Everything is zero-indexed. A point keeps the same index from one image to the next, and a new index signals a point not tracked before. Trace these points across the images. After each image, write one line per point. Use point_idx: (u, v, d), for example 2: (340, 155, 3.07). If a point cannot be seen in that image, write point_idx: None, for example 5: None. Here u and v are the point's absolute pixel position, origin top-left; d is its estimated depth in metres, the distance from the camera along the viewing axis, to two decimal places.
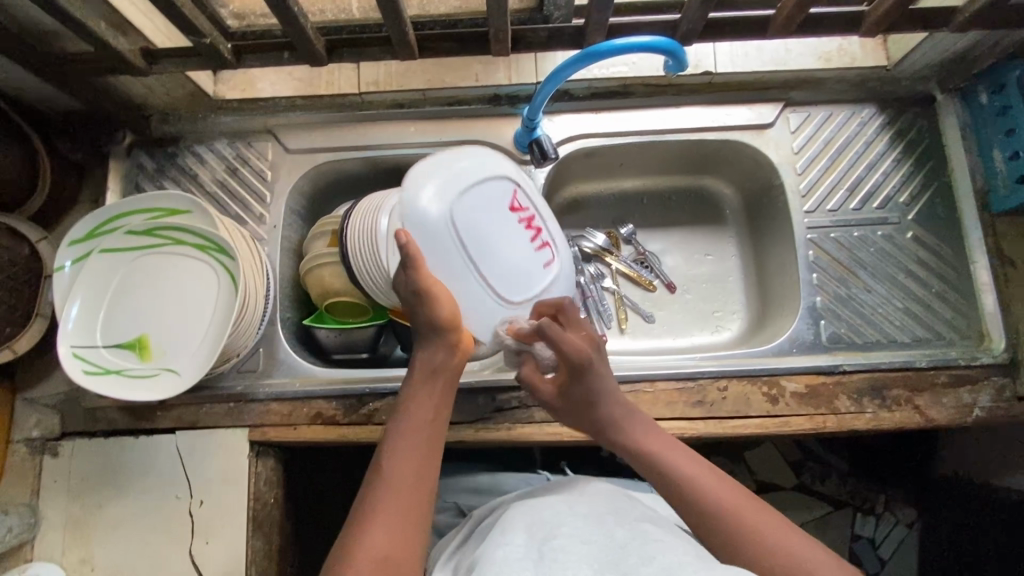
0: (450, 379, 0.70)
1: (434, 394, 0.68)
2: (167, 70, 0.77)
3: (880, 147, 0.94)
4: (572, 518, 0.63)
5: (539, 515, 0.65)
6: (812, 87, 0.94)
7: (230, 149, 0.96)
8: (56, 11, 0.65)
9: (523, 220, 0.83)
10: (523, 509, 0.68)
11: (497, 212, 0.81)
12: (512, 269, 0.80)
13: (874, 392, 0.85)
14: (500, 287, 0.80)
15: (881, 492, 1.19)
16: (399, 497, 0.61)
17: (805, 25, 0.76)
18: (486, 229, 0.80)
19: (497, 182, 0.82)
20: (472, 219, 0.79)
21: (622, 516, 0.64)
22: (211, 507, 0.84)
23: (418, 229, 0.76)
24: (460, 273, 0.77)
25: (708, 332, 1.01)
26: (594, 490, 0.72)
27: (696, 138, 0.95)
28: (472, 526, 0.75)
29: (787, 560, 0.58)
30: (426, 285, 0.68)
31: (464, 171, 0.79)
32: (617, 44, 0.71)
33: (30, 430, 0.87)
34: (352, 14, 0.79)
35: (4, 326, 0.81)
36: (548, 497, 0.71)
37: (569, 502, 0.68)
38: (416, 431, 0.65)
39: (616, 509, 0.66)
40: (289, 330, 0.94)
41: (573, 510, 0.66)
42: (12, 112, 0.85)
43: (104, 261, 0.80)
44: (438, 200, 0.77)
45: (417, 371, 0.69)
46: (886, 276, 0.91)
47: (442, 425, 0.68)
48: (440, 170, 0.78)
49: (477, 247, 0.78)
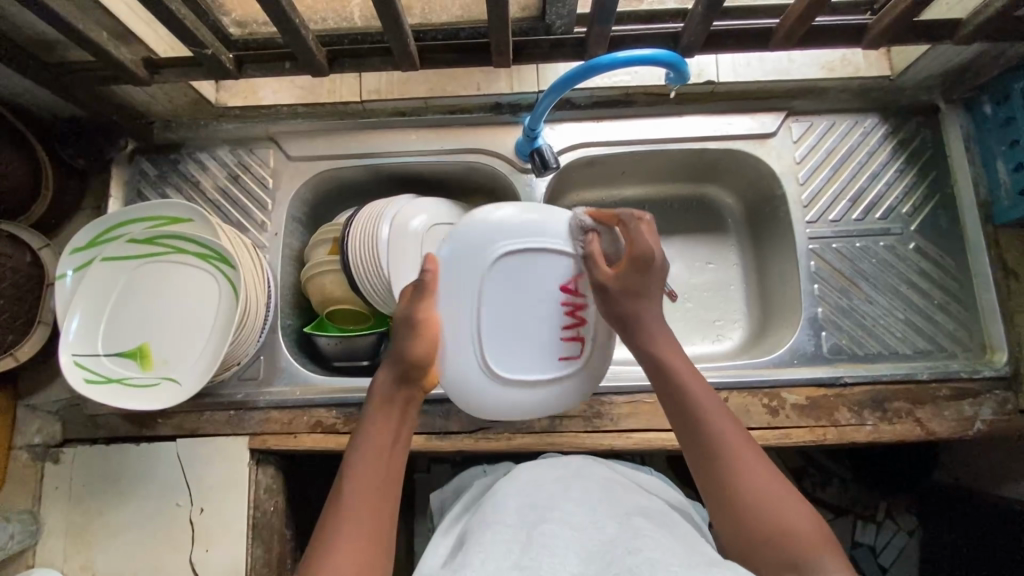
0: (411, 403, 0.67)
1: (394, 419, 0.65)
2: (168, 79, 0.77)
3: (882, 156, 0.94)
4: (565, 504, 0.68)
5: (536, 499, 0.69)
6: (815, 96, 0.94)
7: (231, 156, 0.96)
8: (56, 22, 0.65)
9: (568, 305, 0.74)
10: (521, 491, 0.72)
11: (542, 286, 0.74)
12: (526, 349, 0.74)
13: (874, 405, 0.85)
14: (501, 362, 0.73)
15: (882, 501, 1.20)
16: (361, 524, 0.58)
17: (808, 37, 0.76)
18: (518, 304, 0.73)
19: (559, 259, 0.74)
20: (513, 282, 0.72)
21: (612, 503, 0.68)
22: (211, 514, 0.84)
23: (451, 263, 0.71)
24: (464, 324, 0.71)
25: (710, 340, 1.01)
26: (588, 474, 0.76)
27: (698, 147, 0.95)
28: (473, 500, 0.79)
29: (760, 514, 0.58)
30: (421, 322, 0.68)
31: (535, 229, 0.73)
32: (619, 56, 0.70)
33: (32, 436, 0.88)
34: (353, 23, 0.79)
35: (7, 333, 0.81)
36: (545, 475, 0.75)
37: (565, 487, 0.72)
38: (377, 457, 0.63)
39: (609, 496, 0.70)
40: (290, 337, 0.94)
41: (568, 495, 0.70)
42: (15, 119, 0.85)
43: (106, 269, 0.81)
44: (486, 250, 0.71)
45: (379, 397, 0.66)
46: (888, 287, 0.90)
47: (403, 448, 0.65)
48: (502, 226, 0.72)
49: (503, 313, 0.73)
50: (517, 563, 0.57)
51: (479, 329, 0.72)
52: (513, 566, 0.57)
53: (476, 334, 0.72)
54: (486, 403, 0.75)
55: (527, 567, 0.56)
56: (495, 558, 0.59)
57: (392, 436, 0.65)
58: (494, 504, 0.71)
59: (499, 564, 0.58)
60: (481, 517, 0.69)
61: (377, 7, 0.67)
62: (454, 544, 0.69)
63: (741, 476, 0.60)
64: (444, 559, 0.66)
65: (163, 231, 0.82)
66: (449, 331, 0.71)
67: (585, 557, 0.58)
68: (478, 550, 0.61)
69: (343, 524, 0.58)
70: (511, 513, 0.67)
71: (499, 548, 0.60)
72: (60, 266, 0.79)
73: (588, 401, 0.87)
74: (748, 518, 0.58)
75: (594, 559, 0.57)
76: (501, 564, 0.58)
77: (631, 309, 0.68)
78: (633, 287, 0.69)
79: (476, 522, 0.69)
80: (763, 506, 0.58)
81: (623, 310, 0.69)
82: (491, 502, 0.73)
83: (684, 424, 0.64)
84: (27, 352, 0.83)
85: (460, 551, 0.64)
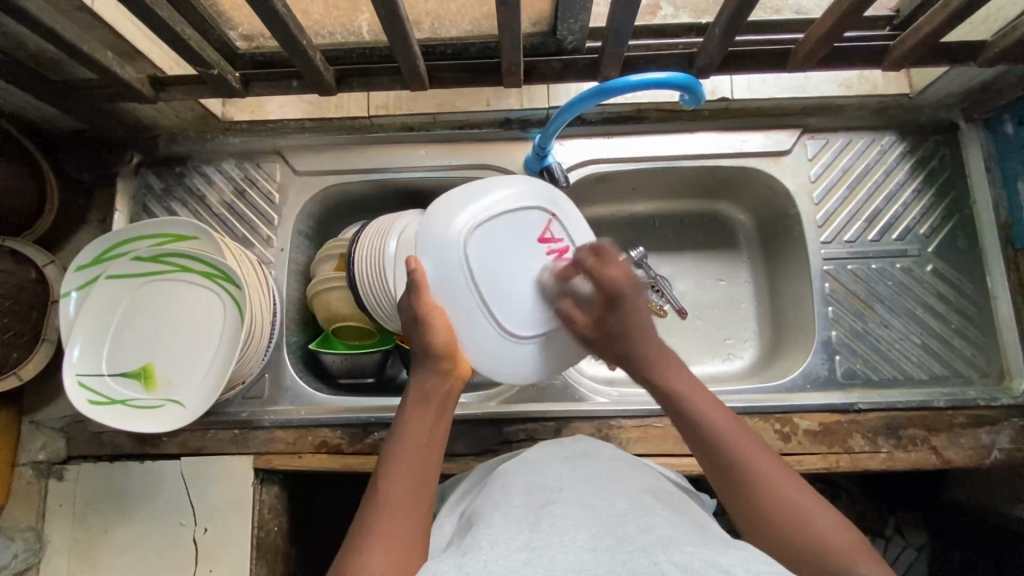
0: (446, 403, 0.68)
1: (429, 419, 0.66)
2: (173, 97, 0.77)
3: (900, 176, 0.92)
4: (573, 481, 0.62)
5: (542, 477, 0.64)
6: (831, 113, 0.92)
7: (237, 170, 0.95)
8: (61, 43, 0.64)
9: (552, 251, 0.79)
10: (526, 470, 0.67)
11: (524, 246, 0.77)
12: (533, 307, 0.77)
13: (888, 432, 0.83)
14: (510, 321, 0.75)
15: (892, 515, 1.14)
16: (394, 515, 0.57)
17: (828, 58, 0.74)
18: (511, 262, 0.76)
19: (529, 212, 0.78)
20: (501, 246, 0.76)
21: (622, 480, 0.63)
22: (215, 534, 0.84)
23: (436, 251, 0.73)
24: (470, 309, 0.73)
25: (720, 359, 0.99)
26: (596, 451, 0.70)
27: (711, 164, 0.93)
28: (478, 480, 0.73)
29: (785, 515, 0.55)
30: (422, 311, 0.70)
31: (493, 197, 0.76)
32: (632, 79, 0.70)
33: (37, 453, 0.87)
34: (361, 37, 0.77)
35: (10, 352, 0.81)
36: (553, 455, 0.70)
37: (572, 463, 0.67)
38: (412, 453, 0.63)
39: (618, 472, 0.65)
40: (295, 354, 0.93)
41: (575, 473, 0.65)
42: (20, 135, 0.84)
43: (111, 287, 0.80)
44: (463, 223, 0.74)
45: (412, 398, 0.68)
46: (904, 311, 0.89)
47: (440, 447, 0.65)
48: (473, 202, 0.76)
49: (503, 276, 0.75)
50: (527, 544, 0.52)
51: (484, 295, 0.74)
52: (523, 546, 0.52)
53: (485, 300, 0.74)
54: (506, 366, 0.76)
55: (538, 548, 0.52)
56: (504, 539, 0.53)
57: (427, 432, 0.65)
58: (498, 484, 0.66)
59: (507, 545, 0.52)
60: (485, 496, 0.65)
61: (387, 28, 0.65)
62: (457, 525, 0.64)
63: (770, 491, 0.57)
64: (447, 540, 0.61)
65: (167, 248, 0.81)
66: (455, 313, 0.73)
67: (597, 534, 0.53)
68: (485, 531, 0.55)
69: (377, 514, 0.57)
70: (517, 493, 0.62)
71: (506, 527, 0.55)
72: (65, 284, 0.78)
73: (596, 423, 0.86)
74: (790, 539, 0.54)
75: (606, 539, 0.52)
76: (510, 544, 0.52)
77: (627, 352, 0.71)
78: (620, 329, 0.72)
79: (481, 503, 0.64)
80: (801, 520, 0.54)
81: (619, 350, 0.72)
82: (494, 482, 0.68)
83: (702, 446, 0.62)
84: (31, 370, 0.83)
85: (465, 532, 0.59)
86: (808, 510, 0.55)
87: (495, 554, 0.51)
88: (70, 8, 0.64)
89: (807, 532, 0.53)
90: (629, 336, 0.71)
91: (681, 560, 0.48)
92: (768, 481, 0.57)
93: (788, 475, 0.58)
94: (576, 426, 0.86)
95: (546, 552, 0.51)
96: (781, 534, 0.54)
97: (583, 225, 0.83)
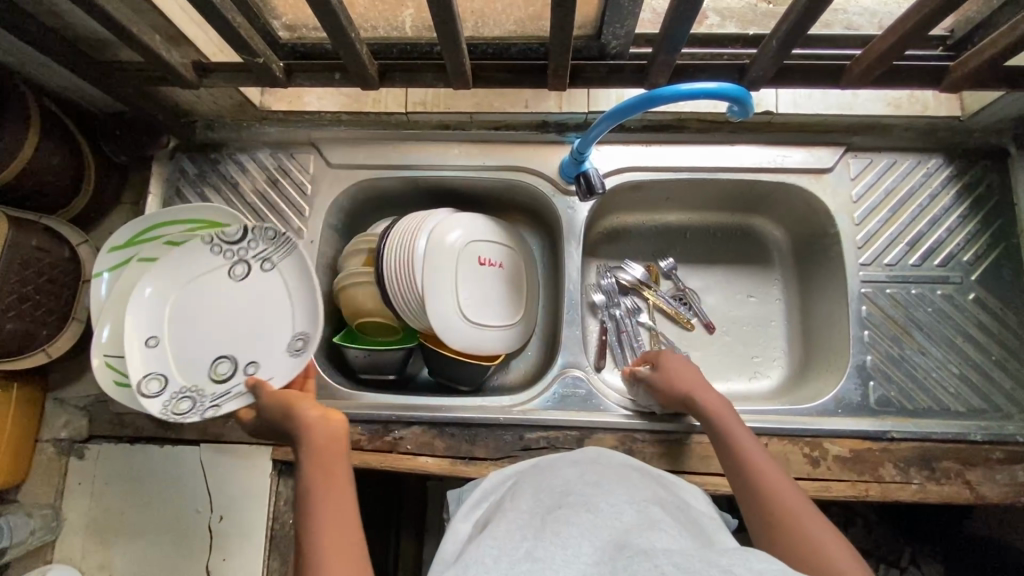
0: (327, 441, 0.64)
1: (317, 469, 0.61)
2: (216, 84, 0.77)
3: (944, 201, 0.89)
4: (581, 485, 0.61)
5: (553, 483, 0.63)
6: (877, 133, 0.90)
7: (272, 160, 0.95)
8: (113, 26, 0.64)
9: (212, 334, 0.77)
10: (536, 475, 0.67)
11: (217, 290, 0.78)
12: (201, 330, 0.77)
13: (922, 463, 0.81)
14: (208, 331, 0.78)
15: (908, 545, 1.10)
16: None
17: (884, 76, 0.73)
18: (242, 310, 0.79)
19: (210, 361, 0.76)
20: (215, 283, 0.79)
21: (632, 485, 0.62)
22: (231, 523, 0.83)
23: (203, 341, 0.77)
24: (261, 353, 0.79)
25: (747, 378, 0.97)
26: (608, 458, 0.69)
27: (751, 178, 0.91)
28: (496, 481, 0.71)
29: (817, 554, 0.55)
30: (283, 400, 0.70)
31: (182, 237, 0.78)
32: (683, 88, 0.67)
33: (59, 430, 0.88)
34: (404, 32, 0.76)
35: (42, 330, 0.81)
36: (560, 462, 0.68)
37: (581, 468, 0.66)
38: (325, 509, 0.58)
39: (627, 477, 0.64)
40: (319, 347, 0.93)
41: (585, 478, 0.63)
42: (59, 113, 0.84)
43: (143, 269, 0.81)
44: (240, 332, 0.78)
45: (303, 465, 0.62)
46: (943, 339, 0.86)
47: (337, 479, 0.60)
48: (150, 278, 0.76)
49: (225, 329, 0.79)
50: (530, 554, 0.52)
51: (196, 372, 0.76)
52: (524, 559, 0.51)
53: (183, 374, 0.76)
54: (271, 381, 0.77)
55: (540, 559, 0.51)
56: (508, 551, 0.53)
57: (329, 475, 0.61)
58: (512, 490, 0.66)
59: (511, 557, 0.52)
60: (498, 503, 0.64)
61: (438, 26, 0.64)
62: (473, 529, 0.63)
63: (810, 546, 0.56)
64: (463, 545, 0.60)
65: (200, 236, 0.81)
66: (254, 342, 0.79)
67: (600, 547, 0.51)
68: (491, 541, 0.55)
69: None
70: (527, 502, 0.61)
71: (510, 538, 0.55)
72: (98, 266, 0.79)
73: (621, 435, 0.85)
74: (802, 557, 0.56)
75: (609, 550, 0.51)
76: (513, 557, 0.52)
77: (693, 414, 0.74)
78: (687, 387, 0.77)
79: (497, 508, 0.63)
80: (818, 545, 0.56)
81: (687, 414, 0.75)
82: (510, 488, 0.67)
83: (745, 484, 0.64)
84: (58, 348, 0.84)
85: (475, 538, 0.58)
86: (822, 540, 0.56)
87: (498, 568, 0.51)
88: None
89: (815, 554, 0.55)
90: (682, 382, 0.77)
91: (682, 564, 0.47)
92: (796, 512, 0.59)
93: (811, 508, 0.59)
94: (600, 438, 0.85)
95: (548, 565, 0.50)
96: (789, 546, 0.57)
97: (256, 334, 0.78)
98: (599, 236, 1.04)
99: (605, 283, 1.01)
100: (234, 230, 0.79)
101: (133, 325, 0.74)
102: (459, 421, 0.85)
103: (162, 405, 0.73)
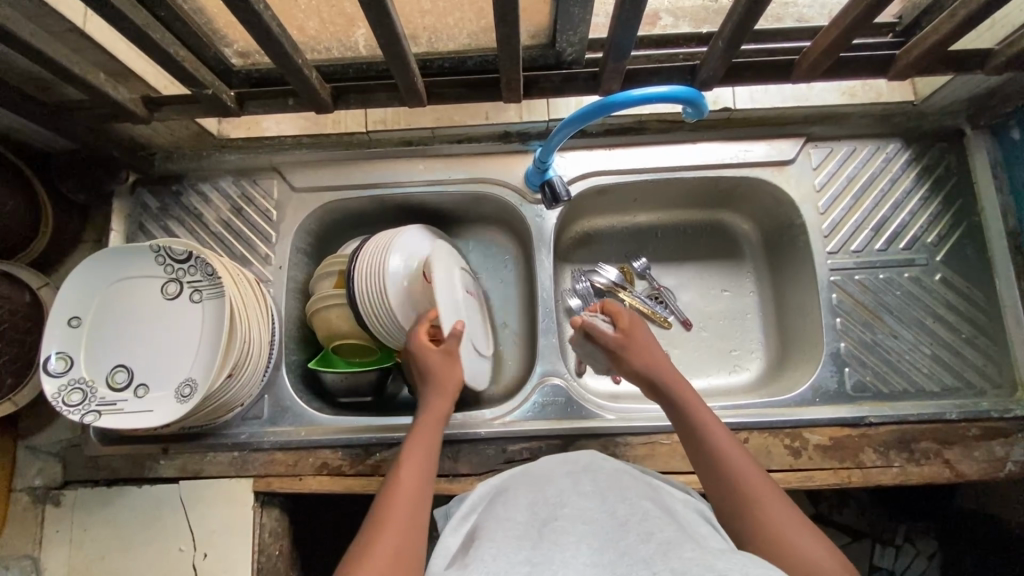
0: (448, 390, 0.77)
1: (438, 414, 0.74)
2: (169, 117, 0.76)
3: (905, 184, 0.90)
4: (575, 495, 0.61)
5: (546, 492, 0.62)
6: (834, 122, 0.91)
7: (235, 188, 0.94)
8: (54, 68, 0.63)
9: (133, 337, 0.78)
10: (529, 485, 0.65)
11: (152, 305, 0.80)
12: (126, 337, 0.78)
13: (901, 445, 0.82)
14: (137, 340, 0.78)
15: (901, 523, 1.11)
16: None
17: (834, 69, 0.74)
18: (165, 330, 0.79)
19: (110, 360, 0.77)
20: (146, 291, 0.80)
21: (624, 489, 0.62)
22: (216, 559, 0.81)
23: (111, 342, 0.78)
24: (165, 376, 0.77)
25: (726, 372, 0.97)
26: (600, 464, 0.68)
27: (715, 175, 0.92)
28: (484, 493, 0.69)
29: (779, 543, 0.55)
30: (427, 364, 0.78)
31: (148, 256, 0.79)
32: (635, 93, 0.67)
33: (33, 478, 0.87)
34: (358, 51, 0.75)
35: (6, 378, 0.80)
36: (553, 471, 0.68)
37: (574, 477, 0.65)
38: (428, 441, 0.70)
39: (619, 483, 0.63)
40: (294, 373, 0.92)
41: (577, 487, 0.62)
42: (11, 155, 0.83)
43: (120, 270, 0.79)
44: (159, 356, 0.78)
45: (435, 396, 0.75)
46: (913, 321, 0.87)
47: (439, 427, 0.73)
48: (100, 261, 0.78)
49: (136, 339, 0.78)
50: (529, 559, 0.50)
51: (99, 370, 0.77)
52: (524, 562, 0.50)
53: (87, 366, 0.76)
54: (166, 410, 0.75)
55: (540, 563, 0.50)
56: (506, 554, 0.51)
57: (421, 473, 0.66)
58: (501, 498, 0.65)
59: (509, 558, 0.51)
60: (490, 511, 0.63)
61: (385, 50, 0.64)
62: (459, 537, 0.61)
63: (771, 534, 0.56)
64: (451, 559, 0.57)
65: (187, 263, 0.80)
66: (164, 361, 0.78)
67: (598, 551, 0.51)
68: (488, 543, 0.54)
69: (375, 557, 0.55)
70: (520, 509, 0.60)
71: (508, 543, 0.53)
72: (99, 254, 0.78)
73: (603, 440, 0.85)
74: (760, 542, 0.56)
75: (608, 554, 0.50)
76: (513, 559, 0.51)
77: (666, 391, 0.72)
78: (663, 365, 0.74)
79: (487, 516, 0.62)
80: (773, 525, 0.57)
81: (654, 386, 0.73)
82: (499, 498, 0.65)
83: (711, 472, 0.64)
84: (24, 396, 0.82)
85: (467, 546, 0.57)
86: (778, 521, 0.57)
87: (495, 567, 0.49)
88: (59, 29, 0.64)
89: (767, 534, 0.56)
90: (641, 354, 0.75)
91: (679, 567, 0.46)
92: (760, 505, 0.59)
93: (770, 489, 0.60)
94: (582, 444, 0.85)
95: (548, 568, 0.49)
96: (749, 532, 0.58)
97: (170, 356, 0.78)
98: (571, 242, 1.04)
99: (580, 288, 1.01)
100: (181, 251, 0.79)
101: (68, 300, 0.77)
102: (439, 439, 0.84)
103: (57, 386, 0.75)
